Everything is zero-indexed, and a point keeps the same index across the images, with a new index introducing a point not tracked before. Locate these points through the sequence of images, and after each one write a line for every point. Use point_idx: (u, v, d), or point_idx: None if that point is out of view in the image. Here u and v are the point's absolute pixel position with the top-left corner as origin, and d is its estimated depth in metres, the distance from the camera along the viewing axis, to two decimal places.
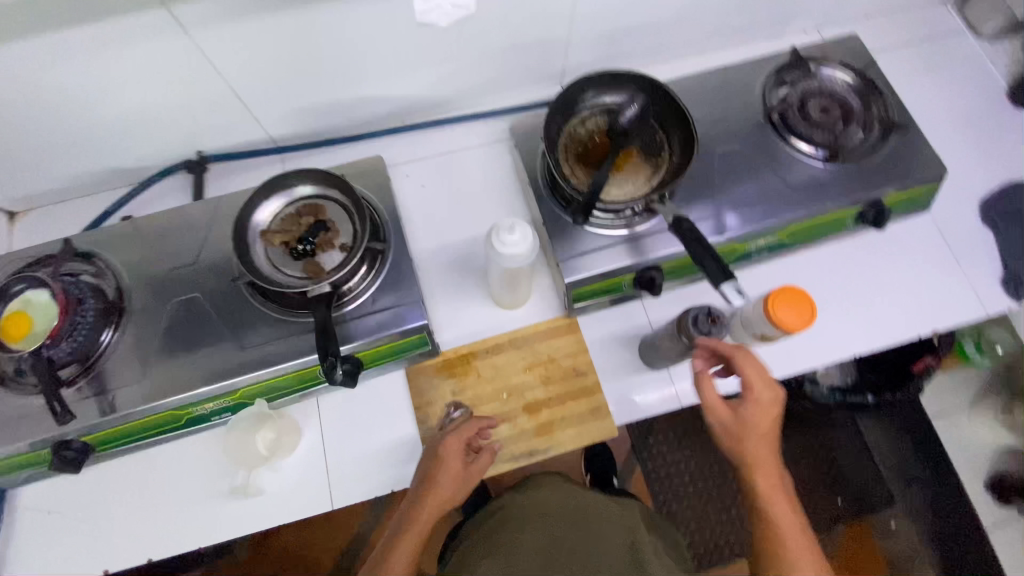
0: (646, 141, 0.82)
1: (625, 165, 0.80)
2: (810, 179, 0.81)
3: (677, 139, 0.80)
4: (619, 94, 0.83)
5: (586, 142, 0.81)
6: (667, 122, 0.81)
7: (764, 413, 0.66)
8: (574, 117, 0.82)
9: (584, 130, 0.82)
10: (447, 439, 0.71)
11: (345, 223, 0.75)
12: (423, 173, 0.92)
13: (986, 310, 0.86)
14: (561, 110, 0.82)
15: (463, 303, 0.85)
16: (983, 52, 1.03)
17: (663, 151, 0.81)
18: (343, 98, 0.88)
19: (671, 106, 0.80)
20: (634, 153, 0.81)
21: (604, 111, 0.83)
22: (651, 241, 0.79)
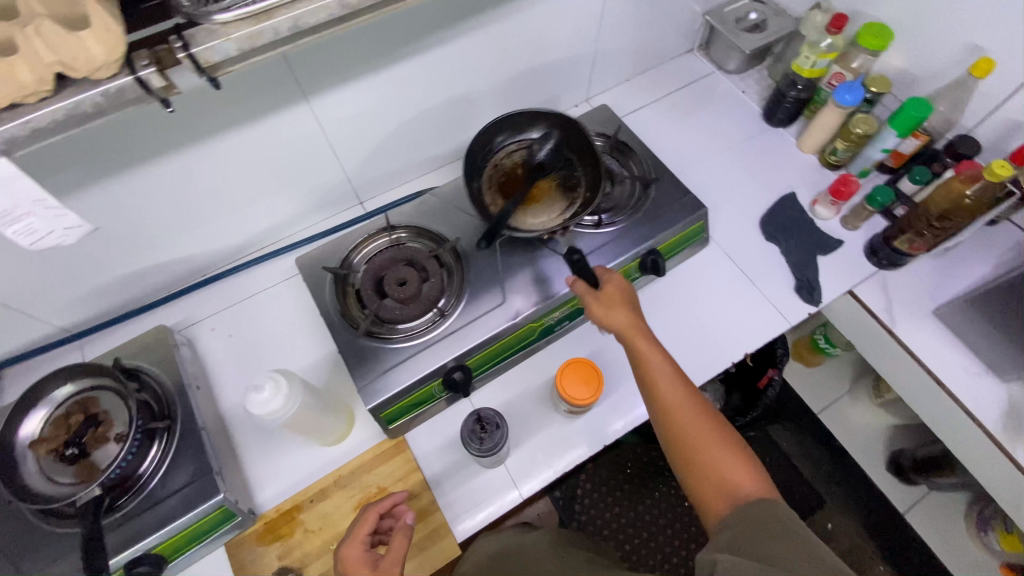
0: (565, 176, 0.85)
1: (543, 198, 0.84)
2: (590, 245, 0.85)
3: (590, 175, 0.84)
4: (538, 128, 0.86)
5: (508, 174, 0.85)
6: (584, 157, 0.85)
7: (621, 288, 0.74)
8: (498, 151, 0.86)
9: (508, 161, 0.85)
10: (345, 551, 0.64)
11: (120, 409, 0.72)
12: (228, 324, 0.90)
13: (790, 319, 0.90)
14: (486, 143, 0.85)
15: (283, 452, 0.81)
16: (736, 85, 1.14)
17: (579, 187, 0.84)
18: (121, 276, 0.85)
19: (584, 141, 0.84)
20: (551, 185, 0.85)
21: (523, 145, 0.86)
22: (553, 278, 0.83)
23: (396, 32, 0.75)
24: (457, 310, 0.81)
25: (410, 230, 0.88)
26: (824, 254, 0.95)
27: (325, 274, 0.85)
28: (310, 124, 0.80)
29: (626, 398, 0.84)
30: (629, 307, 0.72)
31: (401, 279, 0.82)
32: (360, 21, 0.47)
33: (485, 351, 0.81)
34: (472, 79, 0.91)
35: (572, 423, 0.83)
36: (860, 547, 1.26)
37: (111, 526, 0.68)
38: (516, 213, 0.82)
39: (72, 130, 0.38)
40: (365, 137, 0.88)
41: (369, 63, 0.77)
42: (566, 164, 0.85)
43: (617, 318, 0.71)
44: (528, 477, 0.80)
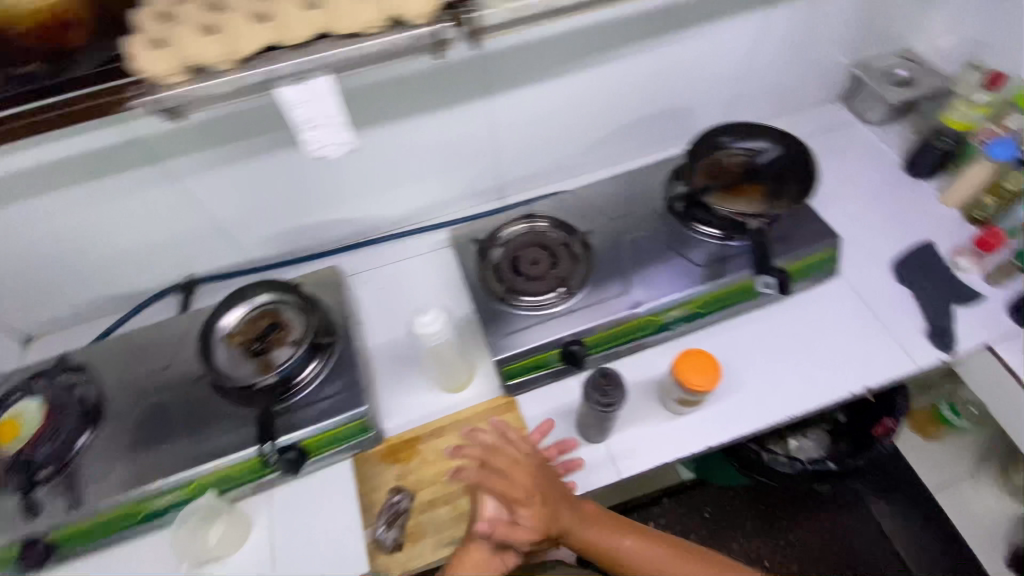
0: (774, 186, 0.91)
1: (747, 194, 0.91)
2: (713, 255, 0.90)
3: (797, 191, 0.88)
4: (761, 141, 0.94)
5: (723, 169, 0.94)
6: (797, 177, 0.90)
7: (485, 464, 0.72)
8: (722, 150, 0.95)
9: (728, 160, 0.95)
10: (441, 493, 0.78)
11: (299, 320, 0.86)
12: (379, 279, 1.04)
13: (917, 362, 0.87)
14: (715, 142, 0.95)
15: (409, 390, 0.91)
16: (876, 136, 1.16)
17: (782, 199, 0.89)
18: (309, 223, 1.04)
19: (804, 166, 0.89)
20: (759, 188, 0.91)
21: (744, 152, 0.95)
22: (718, 265, 0.89)
23: (568, 48, 0.91)
24: (582, 294, 0.88)
25: (549, 220, 0.97)
26: (961, 305, 0.93)
27: (471, 246, 0.98)
28: (484, 117, 0.96)
29: (733, 408, 0.85)
30: (527, 488, 0.71)
31: (534, 259, 0.92)
32: (573, 12, 0.59)
33: (604, 334, 0.86)
34: (622, 101, 1.03)
35: (677, 420, 0.85)
36: None
37: (277, 413, 0.81)
38: (717, 195, 0.92)
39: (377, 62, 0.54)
40: (522, 138, 1.02)
41: (543, 71, 0.93)
42: (780, 174, 0.91)
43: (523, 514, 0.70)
44: (628, 461, 0.83)
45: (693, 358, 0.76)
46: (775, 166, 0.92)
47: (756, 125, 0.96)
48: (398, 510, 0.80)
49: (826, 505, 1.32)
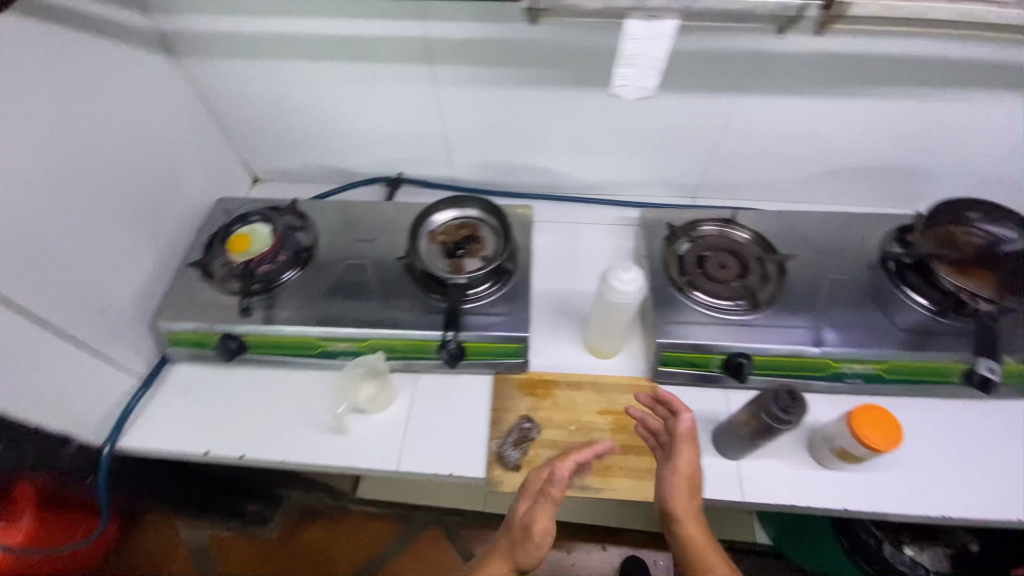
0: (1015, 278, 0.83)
1: (976, 278, 0.85)
2: (919, 324, 0.85)
3: None
4: (1008, 229, 0.86)
5: (954, 245, 0.87)
6: None
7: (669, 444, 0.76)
8: (960, 225, 0.87)
9: (964, 238, 0.87)
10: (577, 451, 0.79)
11: (493, 240, 0.94)
12: (558, 232, 1.09)
13: None
14: (958, 212, 0.88)
15: (559, 340, 0.96)
16: None
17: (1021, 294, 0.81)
18: (516, 161, 1.10)
19: None
20: (993, 277, 0.84)
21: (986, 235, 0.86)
22: (920, 335, 0.84)
23: (843, 71, 0.86)
24: (764, 313, 0.86)
25: (749, 233, 0.95)
26: None
27: (661, 231, 0.98)
28: (723, 113, 0.95)
29: (886, 482, 0.79)
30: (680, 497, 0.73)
31: (723, 264, 0.91)
32: None
33: (774, 358, 0.84)
34: (866, 142, 0.97)
35: (819, 470, 0.81)
36: None
37: (461, 311, 0.89)
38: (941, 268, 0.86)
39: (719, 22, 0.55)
40: (746, 146, 1.00)
41: (804, 87, 0.89)
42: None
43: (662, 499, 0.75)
44: (757, 488, 0.80)
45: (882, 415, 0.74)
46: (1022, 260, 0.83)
47: (1006, 209, 0.87)
48: (525, 436, 0.85)
49: None
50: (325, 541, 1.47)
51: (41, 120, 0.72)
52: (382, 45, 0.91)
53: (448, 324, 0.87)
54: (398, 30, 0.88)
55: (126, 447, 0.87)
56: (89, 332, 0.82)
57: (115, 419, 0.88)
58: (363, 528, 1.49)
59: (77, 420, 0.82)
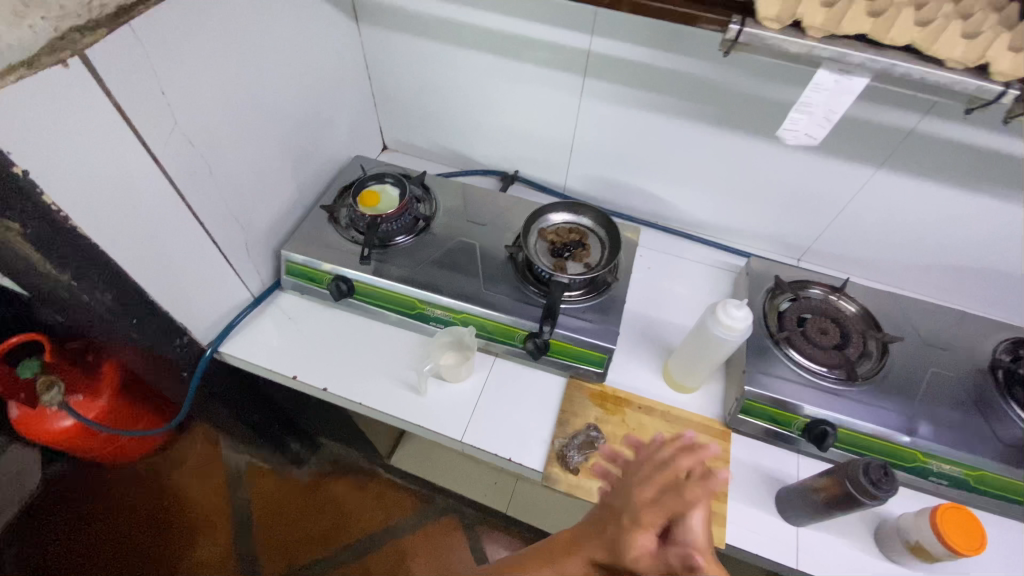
0: None
1: None
2: (1022, 441, 0.81)
3: None
4: None
5: None
6: None
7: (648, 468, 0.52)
8: None
9: None
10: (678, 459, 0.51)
11: (598, 250, 0.97)
12: (656, 260, 1.11)
13: None
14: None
15: (638, 362, 0.97)
16: None
17: None
18: (632, 184, 1.14)
19: None
20: None
21: None
22: (1020, 453, 0.80)
23: (998, 170, 0.84)
24: (859, 388, 0.85)
25: (857, 307, 0.94)
26: None
27: (767, 282, 0.97)
28: (856, 183, 0.95)
29: None
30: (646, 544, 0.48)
31: (823, 329, 0.90)
32: None
33: (858, 435, 0.82)
34: (1001, 246, 0.93)
35: (882, 561, 0.78)
36: None
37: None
38: None
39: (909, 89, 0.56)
40: (870, 221, 0.99)
41: (951, 176, 0.88)
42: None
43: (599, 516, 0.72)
44: (813, 559, 0.77)
45: (979, 534, 0.69)
46: None
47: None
48: (588, 442, 0.86)
49: None
50: (347, 497, 1.51)
51: (245, 49, 0.81)
52: (542, 48, 0.97)
53: (544, 320, 0.86)
54: (563, 39, 0.94)
55: (228, 353, 0.95)
56: (227, 242, 0.90)
57: (222, 325, 0.97)
58: (386, 495, 1.53)
59: (196, 316, 0.90)
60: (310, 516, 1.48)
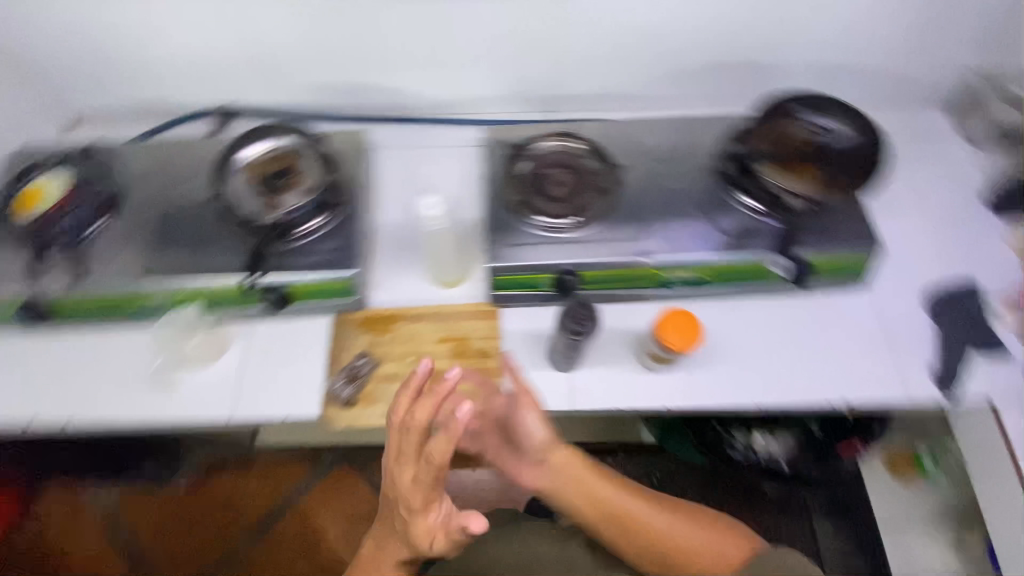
0: (832, 171, 0.85)
1: (801, 172, 0.86)
2: (742, 227, 0.85)
3: (856, 176, 0.84)
4: (832, 120, 0.87)
5: (786, 141, 0.89)
6: (861, 163, 0.85)
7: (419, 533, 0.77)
8: (789, 121, 0.89)
9: (796, 133, 0.89)
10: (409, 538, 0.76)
11: (311, 172, 0.88)
12: (400, 159, 1.00)
13: (912, 395, 0.81)
14: (783, 111, 0.90)
15: (401, 273, 0.91)
16: (971, 156, 1.01)
17: (836, 188, 0.85)
18: (349, 82, 1.00)
19: (873, 151, 0.85)
20: (816, 172, 0.86)
21: (814, 128, 0.88)
22: (743, 238, 0.84)
23: None
24: (594, 228, 0.85)
25: (585, 143, 0.93)
26: (981, 352, 0.85)
27: (498, 151, 0.94)
28: (557, 14, 0.92)
29: (705, 381, 0.82)
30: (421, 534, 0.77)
31: (558, 181, 0.89)
32: None
33: (601, 273, 0.84)
34: None
35: (645, 377, 0.83)
36: None
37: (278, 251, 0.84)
38: (769, 166, 0.87)
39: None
40: (591, 48, 0.95)
41: None
42: (844, 160, 0.86)
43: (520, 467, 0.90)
44: (588, 399, 0.82)
45: (690, 338, 0.76)
46: (839, 152, 0.86)
47: (828, 100, 0.89)
48: (356, 372, 0.84)
49: (768, 506, 1.29)
50: (234, 489, 1.48)
51: None
52: None
53: (252, 267, 0.82)
54: None
55: None
56: None
57: None
58: (271, 475, 1.50)
59: None
60: (202, 520, 1.45)
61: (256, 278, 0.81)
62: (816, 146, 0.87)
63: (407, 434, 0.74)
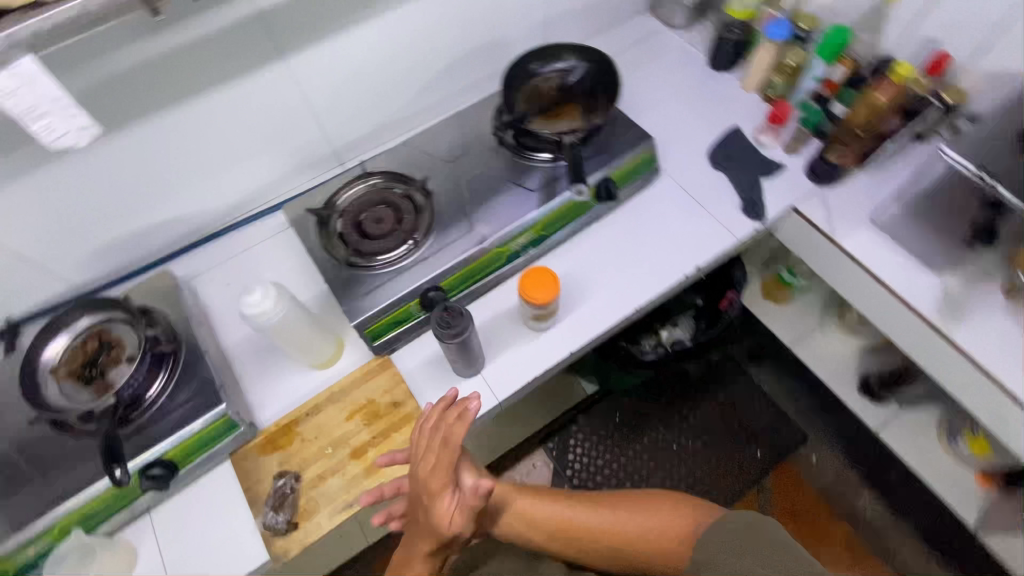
0: (588, 101, 0.97)
1: (565, 113, 0.96)
2: (547, 178, 0.94)
3: (607, 96, 0.96)
4: (567, 60, 0.98)
5: (541, 95, 0.98)
6: (606, 83, 0.97)
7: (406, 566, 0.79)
8: (535, 78, 0.98)
9: (545, 86, 0.98)
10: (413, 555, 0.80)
11: (130, 335, 0.81)
12: (225, 275, 0.97)
13: (736, 235, 0.96)
14: (525, 69, 0.98)
15: (281, 376, 0.89)
16: (682, 38, 1.20)
17: (597, 112, 0.96)
18: (121, 235, 0.91)
19: (608, 70, 0.97)
20: (576, 108, 0.97)
21: (557, 74, 0.98)
22: (553, 185, 0.93)
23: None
24: (430, 240, 0.89)
25: (380, 176, 0.95)
26: (767, 178, 1.01)
27: (309, 220, 0.93)
28: (285, 80, 0.87)
29: (588, 314, 0.91)
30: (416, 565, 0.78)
31: (377, 218, 0.91)
32: None
33: (457, 275, 0.88)
34: (432, 41, 0.98)
35: (540, 339, 0.90)
36: (842, 473, 1.40)
37: (139, 428, 0.77)
38: (540, 120, 0.97)
39: (112, 18, 0.57)
40: (342, 95, 0.95)
41: (337, 22, 0.85)
42: (591, 89, 0.97)
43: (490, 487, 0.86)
44: (506, 385, 0.87)
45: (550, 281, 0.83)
46: (585, 84, 0.97)
47: (555, 46, 0.99)
48: (284, 494, 0.79)
49: (706, 382, 1.49)
50: None
51: None
52: None
53: (110, 465, 0.71)
54: None
55: None
56: None
57: None
58: None
59: None
60: None
61: (119, 474, 0.71)
62: (567, 88, 0.97)
63: (444, 446, 0.70)
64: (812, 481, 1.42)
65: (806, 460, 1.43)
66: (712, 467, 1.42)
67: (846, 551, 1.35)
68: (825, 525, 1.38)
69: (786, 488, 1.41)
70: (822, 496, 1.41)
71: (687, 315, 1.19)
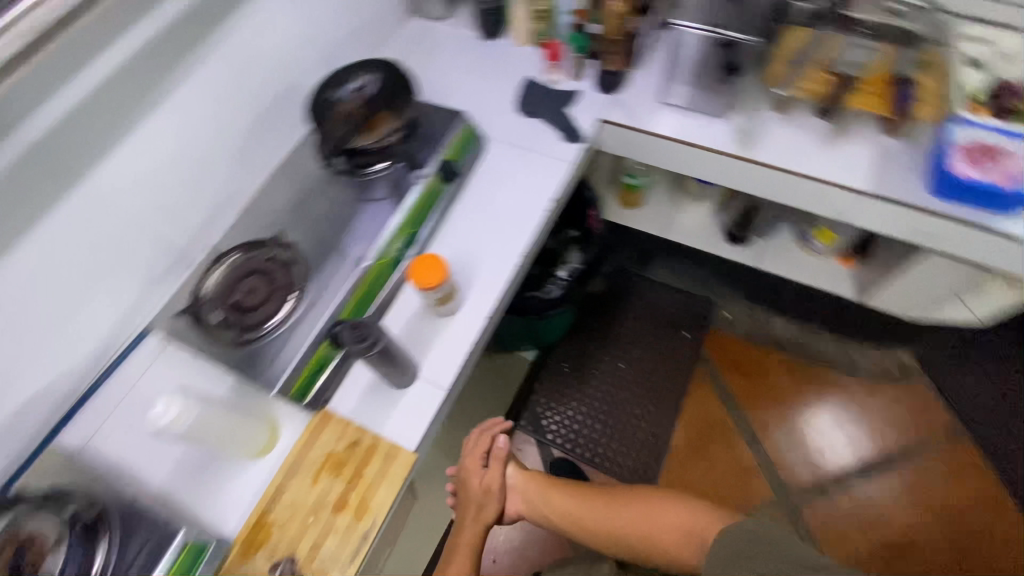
0: (395, 106, 1.02)
1: (378, 124, 1.01)
2: (390, 184, 1.00)
3: (407, 98, 1.03)
4: (360, 76, 1.01)
5: (350, 115, 1.00)
6: (402, 87, 1.02)
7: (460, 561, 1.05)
8: (338, 103, 1.01)
9: (349, 105, 1.00)
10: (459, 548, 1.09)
11: (47, 521, 0.73)
12: (123, 424, 0.88)
13: (570, 159, 1.08)
14: (325, 101, 1.00)
15: (228, 481, 0.85)
16: (449, 26, 1.31)
17: (405, 114, 1.03)
18: None
19: (398, 74, 1.02)
20: (387, 116, 1.02)
21: (356, 91, 1.01)
22: (398, 189, 1.00)
23: (125, 93, 0.82)
24: (311, 286, 0.91)
25: (236, 252, 0.95)
26: (572, 105, 1.15)
27: (186, 324, 0.92)
28: (93, 202, 0.83)
29: (485, 279, 0.97)
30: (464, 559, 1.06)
31: (251, 289, 0.91)
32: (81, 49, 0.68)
33: (351, 303, 0.89)
34: (224, 112, 0.98)
35: (456, 321, 0.94)
36: (753, 314, 1.60)
37: None
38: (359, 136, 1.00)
39: None
40: (160, 196, 0.93)
41: (119, 126, 0.83)
42: (393, 94, 1.02)
43: (524, 473, 1.16)
44: (445, 373, 0.90)
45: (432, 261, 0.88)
46: (385, 91, 1.01)
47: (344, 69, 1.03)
48: None
49: (619, 300, 1.64)
50: None
51: None
52: None
53: None
54: None
55: None
56: None
57: None
58: None
59: None
60: None
61: None
62: (371, 100, 1.00)
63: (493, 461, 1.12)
64: (735, 332, 1.59)
65: (723, 319, 1.61)
66: (660, 365, 1.56)
67: (789, 374, 1.53)
68: (764, 362, 1.56)
69: (721, 350, 1.58)
70: (749, 341, 1.58)
71: (574, 245, 1.32)
